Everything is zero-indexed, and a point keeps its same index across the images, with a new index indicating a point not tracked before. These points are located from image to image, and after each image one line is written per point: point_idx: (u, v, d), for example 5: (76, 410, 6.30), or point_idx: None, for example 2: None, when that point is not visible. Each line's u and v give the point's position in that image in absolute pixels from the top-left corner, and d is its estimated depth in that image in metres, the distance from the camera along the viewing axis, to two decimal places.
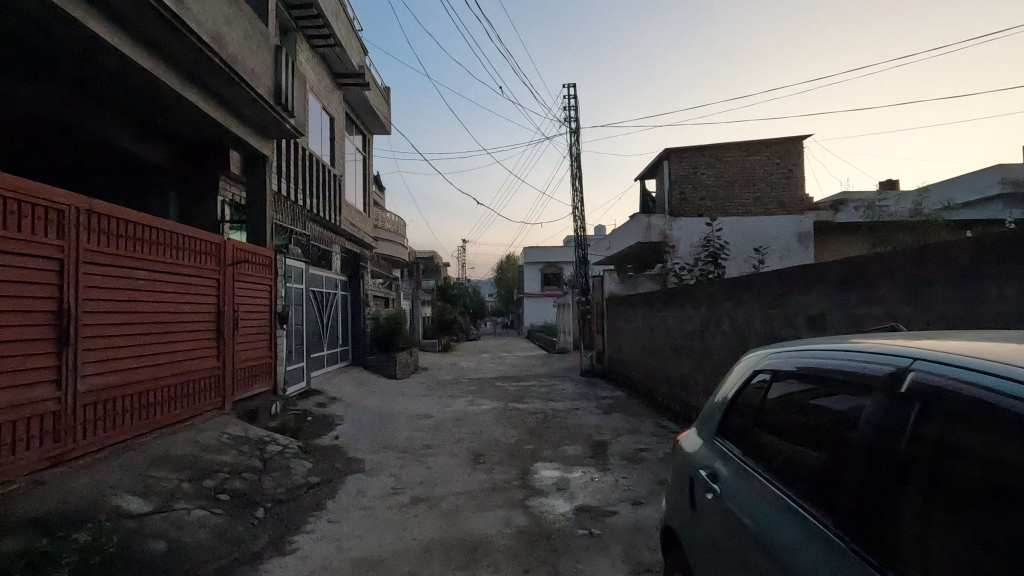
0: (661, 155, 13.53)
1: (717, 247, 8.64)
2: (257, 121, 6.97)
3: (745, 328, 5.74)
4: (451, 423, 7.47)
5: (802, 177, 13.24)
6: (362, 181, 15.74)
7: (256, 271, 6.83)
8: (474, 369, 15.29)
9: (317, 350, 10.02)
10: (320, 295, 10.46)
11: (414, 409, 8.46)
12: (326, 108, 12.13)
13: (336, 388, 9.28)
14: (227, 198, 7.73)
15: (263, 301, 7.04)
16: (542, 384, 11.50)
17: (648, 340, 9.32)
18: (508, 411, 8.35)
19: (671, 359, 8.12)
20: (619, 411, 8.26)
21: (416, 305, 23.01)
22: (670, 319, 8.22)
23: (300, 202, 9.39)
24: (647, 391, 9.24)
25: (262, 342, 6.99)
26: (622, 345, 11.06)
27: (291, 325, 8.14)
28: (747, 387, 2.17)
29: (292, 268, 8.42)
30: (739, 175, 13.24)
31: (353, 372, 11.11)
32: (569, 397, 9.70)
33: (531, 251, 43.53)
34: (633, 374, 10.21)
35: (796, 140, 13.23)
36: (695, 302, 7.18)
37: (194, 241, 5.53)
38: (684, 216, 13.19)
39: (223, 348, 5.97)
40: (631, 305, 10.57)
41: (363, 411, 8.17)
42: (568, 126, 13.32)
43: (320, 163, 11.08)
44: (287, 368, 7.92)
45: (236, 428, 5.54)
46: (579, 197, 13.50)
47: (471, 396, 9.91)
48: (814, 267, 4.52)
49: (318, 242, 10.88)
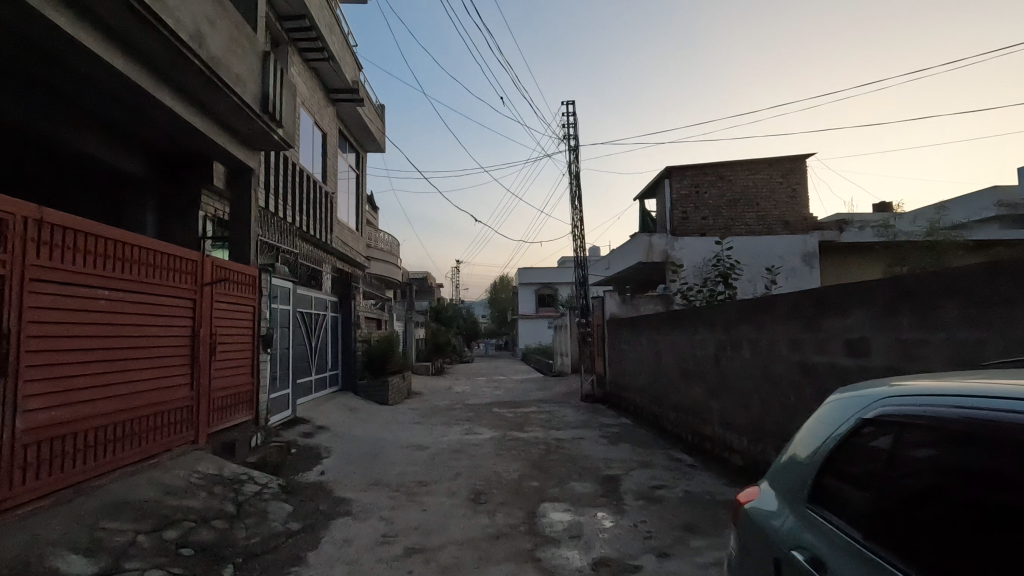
0: (661, 173, 13.23)
1: (727, 266, 8.25)
2: (242, 131, 6.54)
3: (768, 353, 5.29)
4: (447, 456, 6.91)
5: (807, 196, 12.93)
6: (355, 199, 15.31)
7: (238, 290, 6.35)
8: (470, 394, 14.71)
9: (305, 376, 9.45)
10: (309, 317, 9.92)
11: (406, 440, 7.89)
12: (318, 123, 11.75)
13: (324, 417, 8.70)
14: (209, 214, 7.22)
15: (246, 324, 6.54)
16: (542, 411, 10.94)
17: (655, 364, 8.85)
18: (508, 442, 7.80)
19: (681, 386, 7.64)
20: (626, 441, 7.74)
21: (409, 326, 22.41)
22: (679, 343, 7.76)
23: (289, 219, 8.93)
24: (655, 419, 8.73)
25: (244, 369, 6.46)
26: (626, 369, 10.56)
27: (276, 350, 7.62)
28: (840, 439, 1.67)
29: (279, 288, 7.93)
30: (742, 194, 12.94)
31: (342, 399, 10.51)
32: (572, 425, 9.16)
33: (526, 272, 43.09)
34: (639, 401, 9.69)
35: (799, 159, 12.96)
36: (709, 325, 6.73)
37: (168, 258, 5.08)
38: (686, 235, 12.83)
39: (199, 376, 5.45)
40: (635, 327, 10.11)
41: (352, 442, 7.60)
42: (567, 144, 13.02)
43: (311, 179, 10.65)
44: (271, 396, 7.36)
45: (210, 465, 4.99)
46: (579, 216, 13.13)
47: (467, 424, 9.35)
48: (852, 287, 4.10)
49: (307, 261, 10.39)
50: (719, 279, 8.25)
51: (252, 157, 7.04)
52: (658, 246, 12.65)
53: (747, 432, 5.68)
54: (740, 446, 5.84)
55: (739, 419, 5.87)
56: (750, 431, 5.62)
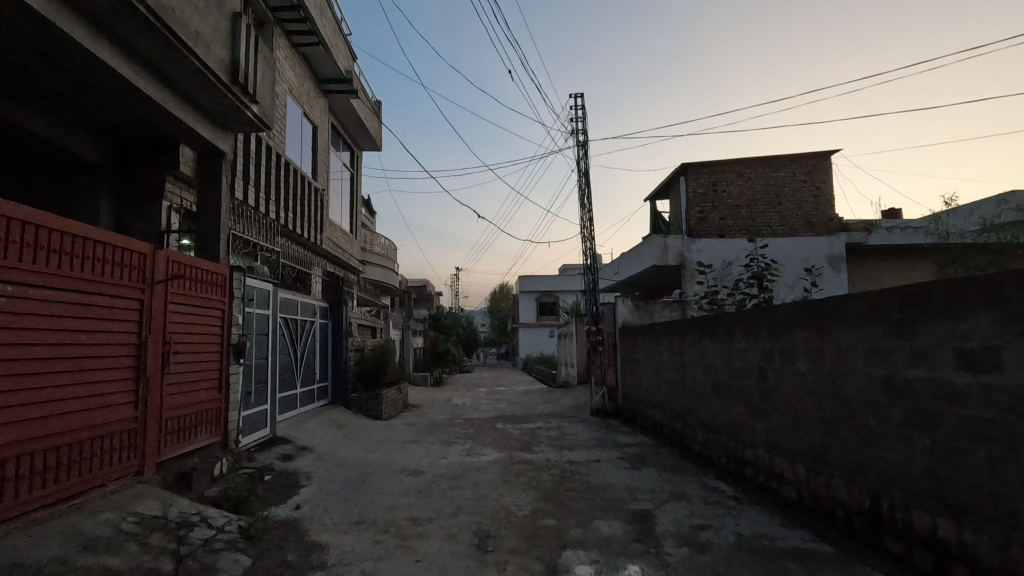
0: (676, 170, 12.34)
1: (762, 269, 7.35)
2: (210, 107, 5.66)
3: (835, 365, 4.37)
4: (445, 484, 5.96)
5: (832, 195, 12.06)
6: (349, 200, 14.42)
7: (203, 292, 5.46)
8: (471, 407, 13.74)
9: (288, 389, 8.51)
10: (293, 325, 8.99)
11: (399, 463, 6.94)
12: (308, 114, 10.87)
13: (307, 435, 7.75)
14: (175, 205, 6.22)
15: (212, 331, 5.63)
16: (550, 427, 9.99)
17: (678, 377, 7.92)
18: (515, 465, 6.83)
19: (713, 402, 6.71)
20: (650, 464, 6.81)
21: (407, 335, 21.47)
22: (710, 353, 6.84)
23: (269, 213, 8.03)
24: (679, 438, 7.78)
25: (208, 383, 5.54)
26: (643, 382, 9.63)
27: (252, 361, 6.68)
28: None
29: (257, 290, 7.00)
30: (762, 193, 12.09)
31: (330, 414, 9.56)
32: (586, 444, 8.21)
33: (526, 280, 42.18)
34: (659, 417, 8.74)
35: (823, 155, 12.09)
36: (750, 332, 5.80)
37: (108, 249, 4.17)
38: (704, 237, 11.95)
39: (149, 390, 4.54)
40: (653, 336, 9.20)
41: (338, 465, 6.66)
42: (575, 139, 12.14)
43: (298, 174, 9.75)
44: (244, 414, 6.41)
45: (153, 504, 4.03)
46: (588, 216, 12.23)
47: (468, 443, 8.39)
48: (967, 281, 3.19)
49: (293, 262, 9.49)
50: (754, 284, 7.35)
51: (224, 138, 6.15)
52: (673, 249, 11.77)
53: (805, 460, 4.75)
54: (795, 477, 4.90)
55: (794, 445, 4.94)
56: (809, 459, 4.69)
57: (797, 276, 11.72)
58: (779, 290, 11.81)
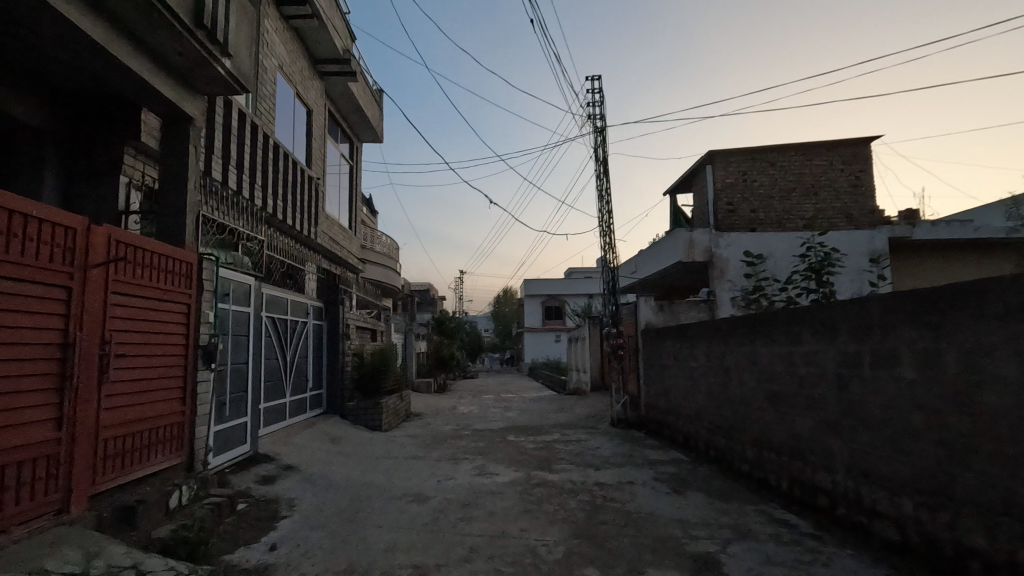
0: (702, 159, 11.32)
1: (820, 262, 6.30)
2: (172, 59, 4.70)
3: (966, 372, 3.36)
4: (455, 514, 4.94)
5: (873, 185, 11.08)
6: (348, 194, 13.47)
7: (159, 282, 4.49)
8: (479, 416, 12.73)
9: (274, 398, 7.52)
10: (281, 325, 8.00)
11: (400, 486, 5.94)
12: (302, 96, 9.92)
13: (294, 452, 6.74)
14: (135, 181, 5.36)
15: (172, 329, 4.66)
16: (569, 440, 8.96)
17: (721, 385, 6.89)
18: (535, 490, 5.80)
19: (771, 415, 5.69)
20: (694, 488, 5.80)
21: (409, 339, 20.49)
22: (766, 357, 5.82)
23: (248, 197, 7.05)
24: (723, 457, 6.75)
25: (166, 393, 4.57)
26: (674, 390, 8.61)
27: (228, 366, 5.69)
28: None
29: (235, 284, 6.00)
30: (796, 183, 11.09)
31: (323, 425, 8.56)
32: (613, 462, 7.20)
33: (532, 283, 41.14)
34: (695, 430, 7.72)
35: (863, 142, 11.10)
36: (825, 331, 4.78)
37: (20, 219, 3.18)
38: (734, 231, 10.93)
39: (79, 404, 3.55)
40: (685, 339, 8.19)
41: (327, 489, 5.68)
42: (592, 124, 11.16)
43: (288, 159, 8.79)
44: (217, 429, 5.40)
45: (70, 557, 3.04)
46: (606, 209, 11.23)
47: (479, 459, 7.38)
48: None
49: (283, 256, 8.52)
50: (809, 279, 6.32)
51: (192, 102, 5.18)
52: (700, 244, 10.81)
53: (913, 493, 3.75)
54: (898, 513, 3.88)
55: (896, 473, 3.92)
56: (923, 493, 3.67)
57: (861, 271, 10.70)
58: (842, 286, 10.74)
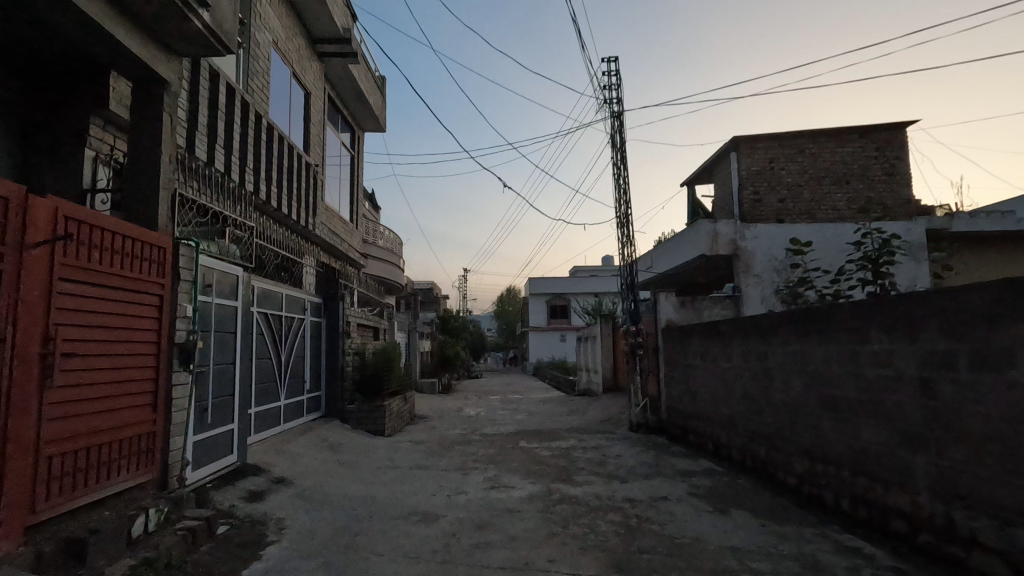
0: (726, 146, 10.62)
1: (878, 250, 5.58)
2: (143, 10, 4.03)
3: None
4: (469, 539, 4.27)
5: (909, 173, 10.37)
6: (348, 185, 12.80)
7: (122, 268, 3.84)
8: (487, 419, 12.05)
9: (266, 401, 6.86)
10: (275, 322, 7.33)
11: (405, 502, 5.27)
12: (299, 76, 9.24)
13: (286, 462, 6.07)
14: (102, 154, 4.69)
15: (139, 324, 4.00)
16: (587, 447, 8.30)
17: (762, 388, 6.21)
18: (558, 508, 5.12)
19: (827, 423, 5.01)
20: (738, 505, 5.12)
21: (413, 338, 19.86)
22: (820, 358, 5.13)
23: (235, 180, 6.37)
24: (765, 468, 6.07)
25: (132, 398, 3.91)
26: (702, 392, 7.93)
27: (211, 367, 5.01)
28: None
29: (221, 276, 5.32)
30: (827, 171, 10.40)
31: (322, 431, 7.91)
32: (640, 473, 6.53)
33: (537, 281, 40.38)
34: (728, 437, 7.04)
35: (898, 127, 10.39)
36: (904, 329, 4.09)
37: None
38: (761, 222, 10.23)
39: (12, 414, 2.89)
40: (716, 338, 7.50)
41: (324, 505, 5.03)
42: (609, 109, 10.47)
43: (283, 142, 8.12)
44: (196, 438, 4.74)
45: None
46: (623, 199, 10.54)
47: (491, 470, 6.71)
48: None
49: (279, 247, 7.85)
50: (864, 270, 5.60)
51: (168, 64, 4.51)
52: (724, 236, 10.10)
53: None
54: (1010, 546, 3.21)
55: (1008, 498, 3.24)
56: None
57: (914, 264, 10.05)
58: (902, 279, 9.95)
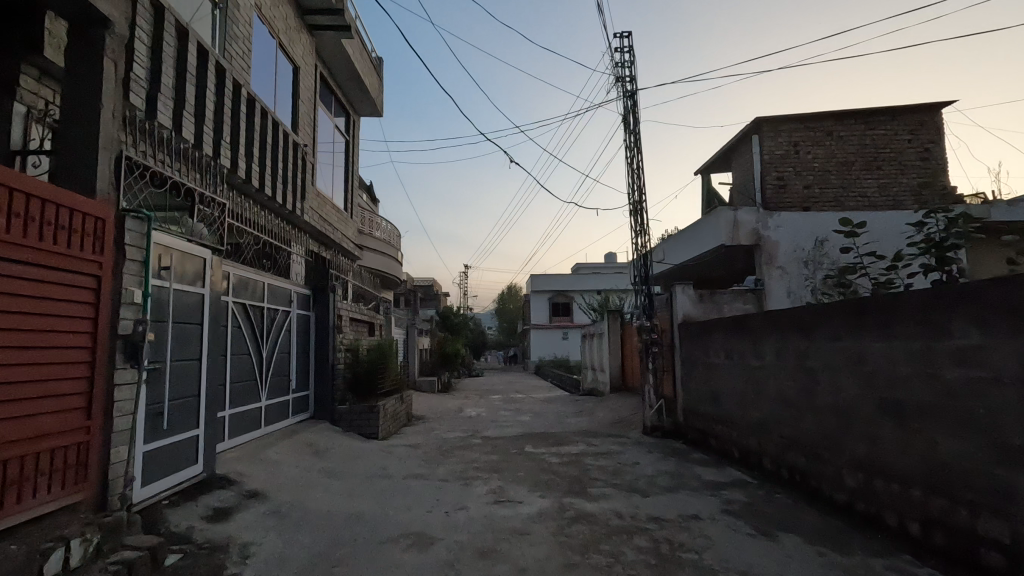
0: (747, 129, 9.88)
1: (943, 232, 4.84)
2: None
3: None
4: (471, 572, 3.53)
5: (945, 157, 9.60)
6: (343, 172, 12.04)
7: (42, 241, 3.13)
8: (488, 421, 11.30)
9: (241, 402, 6.12)
10: (254, 314, 6.60)
11: (395, 521, 4.54)
12: (287, 49, 8.52)
13: (261, 472, 5.33)
14: (37, 111, 3.95)
15: (68, 310, 3.29)
16: (599, 453, 7.56)
17: (803, 390, 5.47)
18: (574, 530, 4.37)
19: (890, 433, 4.28)
20: (785, 527, 4.39)
21: (411, 334, 19.10)
22: (882, 356, 4.38)
23: (207, 152, 5.63)
24: (807, 481, 5.33)
25: (58, 402, 3.20)
26: (727, 393, 7.18)
27: (169, 364, 4.27)
28: None
29: (183, 260, 4.57)
30: (856, 156, 9.65)
31: (307, 434, 7.17)
32: (662, 485, 5.79)
33: (539, 278, 39.66)
34: (760, 445, 6.30)
35: (933, 108, 9.63)
36: (1003, 321, 3.35)
37: None
38: (786, 210, 9.48)
39: None
40: (745, 334, 6.76)
41: (301, 525, 4.30)
42: (621, 88, 9.72)
43: (267, 116, 7.38)
44: (148, 448, 4.01)
45: None
46: (636, 185, 9.79)
47: (494, 480, 5.97)
48: None
49: (261, 231, 7.11)
50: (925, 255, 4.87)
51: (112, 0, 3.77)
52: (746, 225, 9.35)
53: None
54: None
55: None
56: None
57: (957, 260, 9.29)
58: None
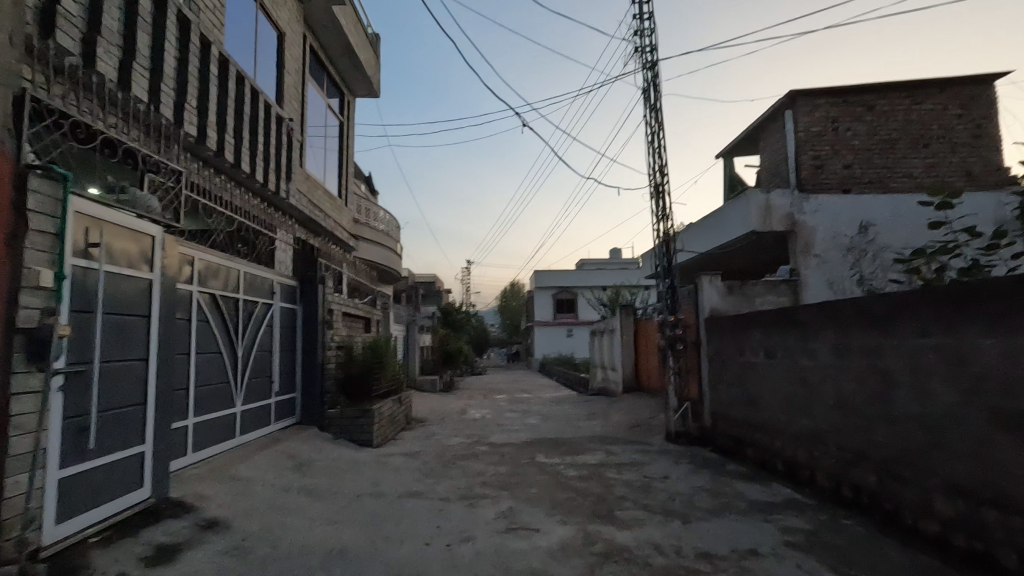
0: (779, 104, 8.97)
1: None
2: None
3: None
4: None
5: (999, 134, 8.66)
6: (337, 156, 11.15)
7: None
8: (494, 424, 10.43)
9: (208, 409, 5.25)
10: (226, 308, 5.71)
11: (383, 559, 3.67)
12: (271, 12, 7.63)
13: (225, 495, 4.45)
14: None
15: None
16: (621, 464, 6.69)
17: (874, 395, 4.58)
18: (606, 572, 3.50)
19: (1007, 453, 3.39)
20: (870, 569, 3.52)
21: (411, 331, 18.22)
22: (994, 355, 3.49)
23: (165, 113, 4.75)
24: (880, 505, 4.44)
25: None
26: (768, 397, 6.28)
27: (98, 367, 3.41)
28: None
29: (121, 238, 3.70)
30: (900, 133, 8.73)
31: (290, 443, 6.32)
32: (703, 507, 4.92)
33: (543, 274, 38.73)
34: (812, 458, 5.41)
35: (985, 80, 8.70)
36: None
37: None
38: (822, 192, 8.58)
39: None
40: (793, 328, 5.86)
41: (264, 565, 3.44)
42: (640, 58, 8.81)
43: (245, 82, 6.49)
44: (63, 474, 3.14)
45: None
46: (657, 165, 8.89)
47: (504, 500, 5.09)
48: None
49: (238, 212, 6.24)
50: None
51: None
52: (779, 209, 8.43)
53: None
54: None
55: None
56: None
57: None
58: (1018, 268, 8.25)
